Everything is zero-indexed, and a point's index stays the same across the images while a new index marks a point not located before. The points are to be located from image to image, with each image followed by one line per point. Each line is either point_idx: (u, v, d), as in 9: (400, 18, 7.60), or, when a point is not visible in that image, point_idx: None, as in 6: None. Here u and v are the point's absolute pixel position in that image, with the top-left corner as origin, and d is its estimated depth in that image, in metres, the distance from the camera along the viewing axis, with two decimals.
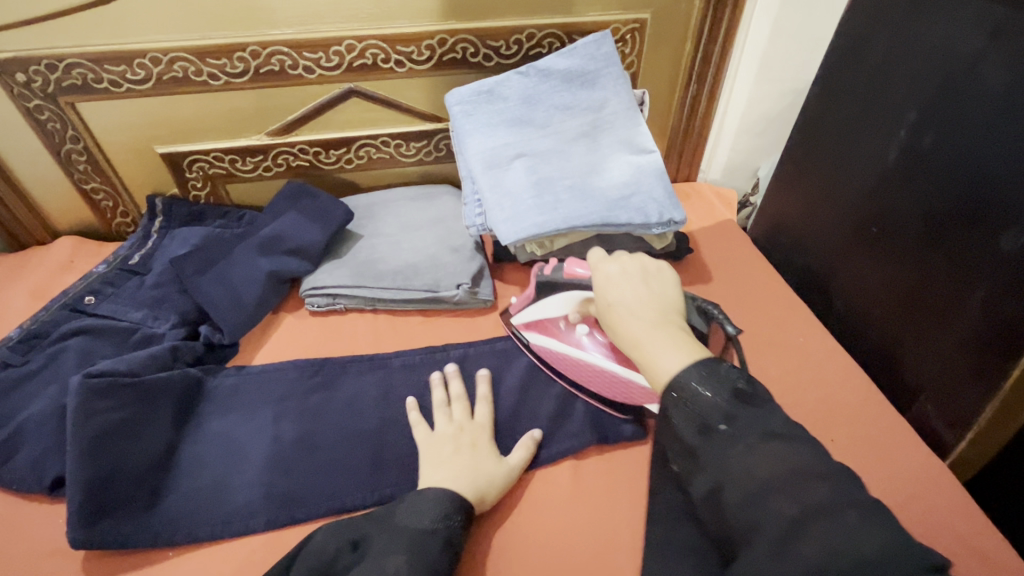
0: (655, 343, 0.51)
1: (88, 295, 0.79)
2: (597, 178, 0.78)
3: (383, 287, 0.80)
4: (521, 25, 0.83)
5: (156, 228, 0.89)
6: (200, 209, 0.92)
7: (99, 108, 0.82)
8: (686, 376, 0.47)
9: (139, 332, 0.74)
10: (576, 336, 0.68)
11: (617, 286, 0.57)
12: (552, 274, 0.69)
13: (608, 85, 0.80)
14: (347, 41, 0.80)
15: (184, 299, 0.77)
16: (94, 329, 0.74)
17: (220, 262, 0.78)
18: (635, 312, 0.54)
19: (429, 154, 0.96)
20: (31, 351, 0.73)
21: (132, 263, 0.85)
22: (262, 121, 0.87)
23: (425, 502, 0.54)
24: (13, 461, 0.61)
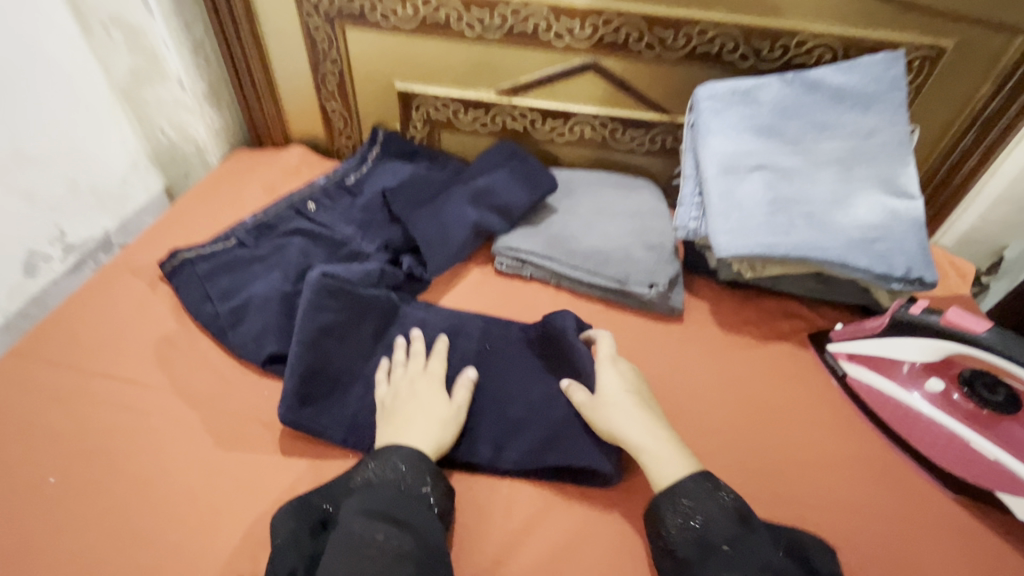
0: (662, 446, 0.56)
1: (311, 201, 0.84)
2: (840, 212, 0.70)
3: (573, 266, 0.79)
4: (797, 29, 0.75)
5: (372, 156, 0.92)
6: (414, 147, 0.95)
7: (364, 35, 0.88)
8: (693, 483, 0.52)
9: (350, 247, 0.80)
10: (929, 392, 0.62)
11: (607, 376, 0.62)
12: (922, 316, 0.61)
13: (884, 113, 0.70)
14: (607, 14, 0.78)
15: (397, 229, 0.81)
16: (313, 233, 0.81)
17: (430, 205, 0.81)
18: (631, 415, 0.58)
19: (641, 146, 0.92)
20: (261, 238, 0.80)
21: (348, 180, 0.88)
22: (496, 77, 0.89)
23: (389, 456, 0.54)
24: (244, 329, 0.70)
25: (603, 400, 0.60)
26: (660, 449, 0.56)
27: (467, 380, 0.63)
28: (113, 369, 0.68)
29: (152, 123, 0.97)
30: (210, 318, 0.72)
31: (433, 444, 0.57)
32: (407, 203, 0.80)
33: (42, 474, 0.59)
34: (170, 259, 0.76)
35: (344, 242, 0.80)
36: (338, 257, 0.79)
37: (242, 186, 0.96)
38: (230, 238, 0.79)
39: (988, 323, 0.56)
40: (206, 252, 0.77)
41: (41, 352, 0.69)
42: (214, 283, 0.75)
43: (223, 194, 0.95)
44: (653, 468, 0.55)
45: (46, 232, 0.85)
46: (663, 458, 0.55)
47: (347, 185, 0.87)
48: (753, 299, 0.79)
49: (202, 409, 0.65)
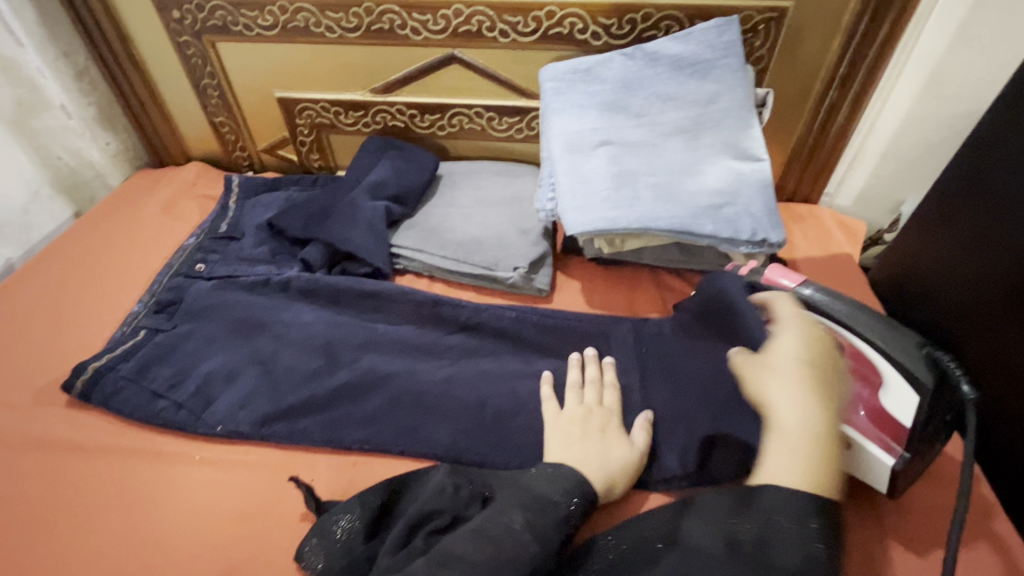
0: (814, 435, 0.47)
1: (199, 262, 0.83)
2: (686, 181, 0.71)
3: (444, 255, 0.80)
4: (639, 3, 0.76)
5: (234, 201, 0.94)
6: (274, 179, 0.97)
7: (233, 47, 0.89)
8: (782, 493, 0.44)
9: (262, 275, 0.79)
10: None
11: (783, 335, 0.53)
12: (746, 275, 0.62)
13: (722, 79, 0.71)
14: (455, 5, 0.79)
15: (314, 246, 0.80)
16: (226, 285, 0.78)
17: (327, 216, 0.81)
18: (793, 390, 0.49)
19: (520, 132, 0.93)
20: (175, 317, 0.76)
21: (221, 231, 0.89)
22: (368, 77, 0.90)
23: (558, 474, 0.52)
24: (165, 377, 0.68)
25: (768, 367, 0.51)
26: (799, 436, 0.47)
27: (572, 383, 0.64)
28: None
29: (47, 151, 0.99)
30: (140, 409, 0.66)
31: (600, 473, 0.54)
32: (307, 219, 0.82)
33: None
34: (76, 376, 0.68)
35: (259, 274, 0.79)
36: (254, 288, 0.78)
37: (139, 204, 0.98)
38: (141, 331, 0.75)
39: (793, 275, 0.59)
40: (122, 352, 0.71)
41: None
42: (153, 377, 0.68)
43: (117, 214, 0.96)
44: (778, 438, 0.47)
45: None
46: (779, 454, 0.46)
47: (222, 233, 0.88)
48: (622, 274, 0.80)
49: (72, 423, 0.67)
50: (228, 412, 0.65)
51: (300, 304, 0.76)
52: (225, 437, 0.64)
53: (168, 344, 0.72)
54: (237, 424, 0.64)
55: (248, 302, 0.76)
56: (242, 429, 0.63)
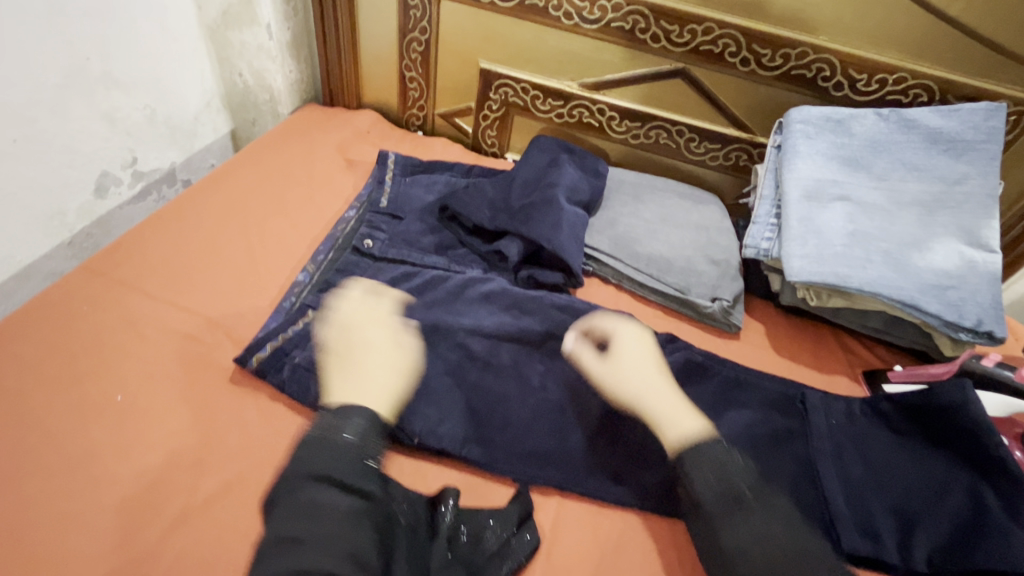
0: (674, 406, 0.61)
1: (366, 237, 0.77)
2: (917, 255, 0.70)
3: (637, 268, 0.80)
4: (898, 65, 0.75)
5: (390, 177, 0.87)
6: (429, 164, 0.92)
7: (457, 10, 0.88)
8: (717, 448, 0.56)
9: (434, 273, 0.74)
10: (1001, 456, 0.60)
11: (624, 333, 0.68)
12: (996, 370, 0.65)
13: (977, 162, 0.70)
14: (708, 23, 0.78)
15: (511, 241, 0.76)
16: (405, 273, 0.73)
17: (522, 211, 0.78)
18: (654, 387, 0.63)
19: (714, 160, 0.92)
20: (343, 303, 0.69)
21: (381, 206, 0.82)
22: (582, 71, 0.89)
23: (347, 421, 0.52)
24: (358, 348, 0.64)
25: (638, 394, 0.62)
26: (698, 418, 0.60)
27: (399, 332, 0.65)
28: (172, 299, 0.68)
29: (231, 65, 0.97)
30: (315, 396, 0.59)
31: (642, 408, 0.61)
32: (495, 214, 0.79)
33: (110, 392, 0.59)
34: (251, 353, 0.60)
35: (436, 271, 0.74)
36: (429, 284, 0.73)
37: (314, 139, 0.96)
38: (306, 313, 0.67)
39: None
40: (293, 334, 0.63)
41: (112, 272, 0.70)
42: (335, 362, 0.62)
43: (292, 143, 0.95)
44: (670, 426, 0.59)
45: (119, 157, 0.86)
46: (679, 422, 0.59)
47: (383, 209, 0.82)
48: (809, 328, 0.79)
49: None
50: (425, 423, 0.59)
51: (478, 306, 0.71)
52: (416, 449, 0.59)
53: (345, 331, 0.65)
54: (440, 433, 0.59)
55: (446, 276, 0.73)
56: (443, 444, 0.58)
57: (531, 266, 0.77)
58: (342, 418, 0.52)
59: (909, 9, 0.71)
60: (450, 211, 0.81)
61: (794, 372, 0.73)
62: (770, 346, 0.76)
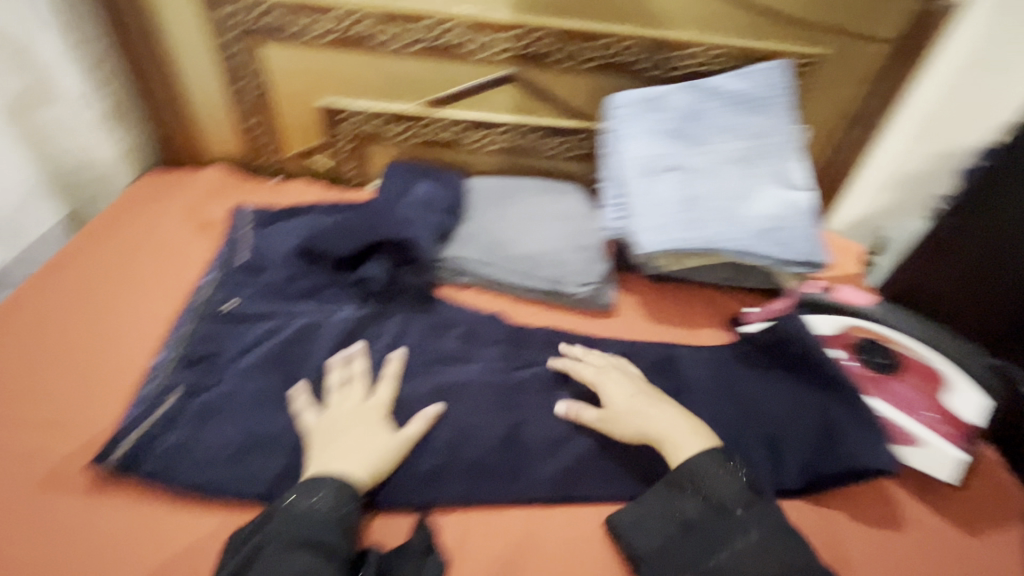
0: (678, 428, 0.61)
1: (227, 300, 0.73)
2: (745, 207, 0.77)
3: (509, 271, 0.82)
4: (696, 40, 0.82)
5: (247, 231, 0.84)
6: (287, 210, 0.89)
7: (281, 52, 0.87)
8: (709, 459, 0.57)
9: (305, 319, 0.72)
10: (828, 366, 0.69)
11: (612, 385, 0.66)
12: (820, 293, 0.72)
13: (773, 116, 0.79)
14: (523, 28, 0.82)
15: (374, 265, 0.76)
16: (276, 328, 0.71)
17: (375, 234, 0.76)
18: (630, 411, 0.63)
19: (566, 152, 0.96)
20: (211, 373, 0.65)
21: (241, 263, 0.79)
22: (421, 91, 0.90)
23: (318, 491, 0.54)
24: (228, 421, 0.61)
25: (610, 414, 0.63)
26: (678, 424, 0.61)
27: (429, 418, 0.63)
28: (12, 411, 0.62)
29: (51, 147, 0.91)
30: (188, 477, 0.57)
31: (671, 441, 0.60)
32: (350, 242, 0.76)
33: None
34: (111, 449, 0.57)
35: (306, 317, 0.72)
36: (300, 334, 0.70)
37: (159, 207, 0.91)
38: (172, 390, 0.63)
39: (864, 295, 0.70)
40: (159, 419, 0.60)
41: None
42: (203, 441, 0.59)
43: (134, 216, 0.89)
44: (673, 446, 0.60)
45: None
46: (683, 442, 0.60)
47: (244, 266, 0.79)
48: (676, 290, 0.85)
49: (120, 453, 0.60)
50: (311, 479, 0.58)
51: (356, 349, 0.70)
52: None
53: (216, 404, 0.62)
54: None
55: (318, 321, 0.72)
56: None
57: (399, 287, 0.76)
58: (312, 489, 0.54)
59: None
60: (307, 248, 0.79)
61: (667, 336, 0.79)
62: (645, 316, 0.81)
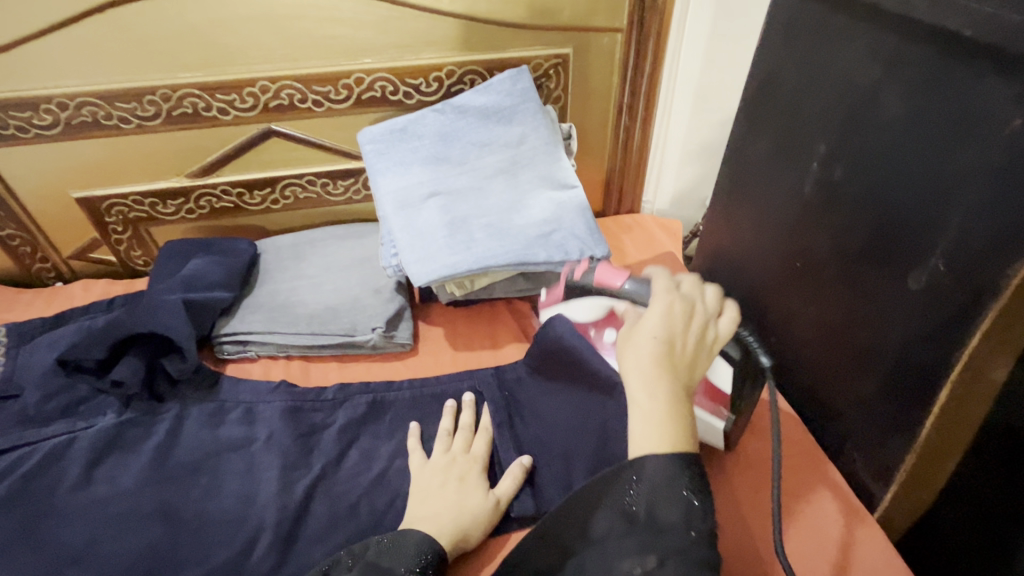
0: (662, 394, 0.49)
1: None
2: (515, 216, 0.76)
3: (297, 332, 0.77)
4: (440, 61, 0.82)
5: (1, 354, 0.76)
6: (53, 319, 0.82)
7: (8, 154, 0.80)
8: (667, 471, 0.46)
9: (55, 442, 0.65)
10: (604, 341, 0.72)
11: (655, 315, 0.54)
12: (583, 279, 0.68)
13: (526, 121, 0.78)
14: (260, 82, 0.79)
15: (126, 362, 0.69)
16: (16, 461, 0.63)
17: (127, 328, 0.70)
18: (644, 345, 0.52)
19: (358, 192, 0.93)
20: None
21: None
22: (181, 163, 0.85)
23: (402, 547, 0.51)
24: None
25: (632, 344, 0.52)
26: (654, 407, 0.48)
27: (525, 470, 0.61)
28: None
29: None
30: None
31: (649, 399, 0.49)
32: (101, 344, 0.70)
33: None
34: None
35: (56, 439, 0.65)
36: (47, 460, 0.63)
37: None
38: None
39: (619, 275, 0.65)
40: None
41: None
42: None
43: None
44: (643, 437, 0.48)
45: None
46: (648, 422, 0.48)
47: None
48: (480, 312, 0.83)
49: None
50: None
51: (114, 463, 0.64)
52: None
53: None
54: None
55: (69, 440, 0.65)
56: None
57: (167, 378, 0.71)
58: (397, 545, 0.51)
59: (414, 15, 0.78)
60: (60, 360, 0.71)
61: (470, 361, 0.77)
62: (448, 345, 0.79)
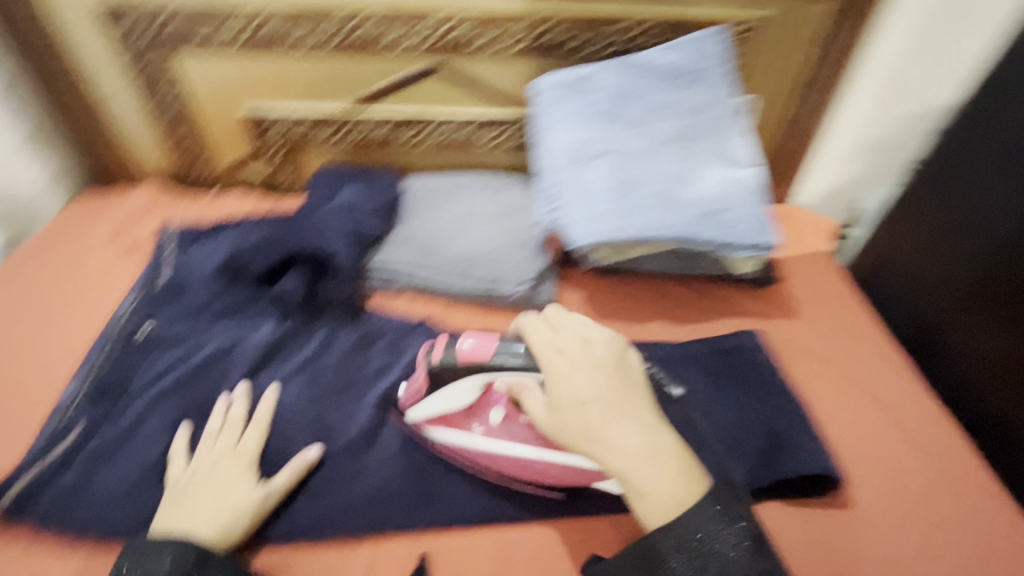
0: (637, 446, 0.48)
1: (144, 326, 0.71)
2: (685, 189, 0.71)
3: (442, 275, 0.78)
4: (624, 14, 0.77)
5: (169, 252, 0.81)
6: (212, 227, 0.85)
7: (192, 62, 0.83)
8: (693, 515, 0.45)
9: (222, 341, 0.69)
10: (490, 424, 0.59)
11: (565, 377, 0.52)
12: (445, 358, 0.57)
13: (711, 88, 0.73)
14: (438, 16, 0.77)
15: (292, 278, 0.72)
16: (191, 352, 0.68)
17: (293, 245, 0.73)
18: (610, 415, 0.50)
19: (505, 143, 0.91)
20: (121, 405, 0.63)
21: (161, 285, 0.76)
22: (343, 91, 0.86)
23: (155, 552, 0.47)
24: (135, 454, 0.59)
25: (580, 427, 0.50)
26: (638, 453, 0.48)
27: (311, 462, 0.58)
28: None
29: None
30: (87, 518, 0.55)
31: (640, 439, 0.49)
32: (267, 257, 0.72)
33: None
34: None
35: (223, 339, 0.69)
36: (215, 356, 0.67)
37: (84, 232, 0.88)
38: (76, 427, 0.61)
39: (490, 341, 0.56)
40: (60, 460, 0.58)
41: None
42: (104, 481, 0.57)
43: (57, 244, 0.85)
44: (647, 495, 0.47)
45: None
46: (646, 475, 0.47)
47: (163, 288, 0.76)
48: (623, 283, 0.79)
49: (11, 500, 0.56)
50: None
51: (273, 373, 0.66)
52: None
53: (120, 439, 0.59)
54: None
55: (235, 342, 0.69)
56: None
57: (322, 299, 0.73)
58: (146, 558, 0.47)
59: None
60: (226, 266, 0.75)
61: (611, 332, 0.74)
62: (588, 312, 0.77)
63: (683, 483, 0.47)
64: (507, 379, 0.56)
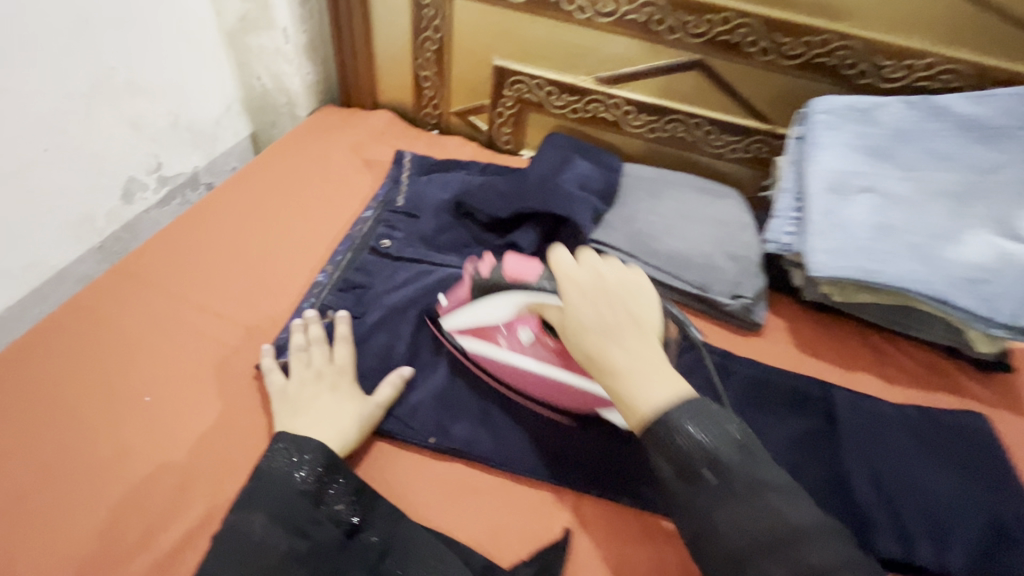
0: (643, 360, 0.51)
1: (384, 237, 0.77)
2: (948, 248, 0.66)
3: (656, 266, 0.79)
4: (926, 50, 0.72)
5: (406, 175, 0.88)
6: (444, 162, 0.91)
7: (470, 7, 0.88)
8: (713, 421, 0.48)
9: (451, 271, 0.74)
10: (521, 342, 0.61)
11: (617, 313, 0.53)
12: (491, 274, 0.62)
13: (1012, 149, 0.67)
14: (726, 12, 0.76)
15: (524, 232, 0.76)
16: (425, 272, 0.73)
17: (528, 199, 0.76)
18: (614, 334, 0.52)
19: (734, 152, 0.90)
20: (365, 303, 0.70)
21: (398, 204, 0.83)
22: (597, 65, 0.88)
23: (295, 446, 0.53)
24: (376, 350, 0.66)
25: (595, 351, 0.52)
26: (653, 377, 0.50)
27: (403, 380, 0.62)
28: (193, 294, 0.70)
29: (249, 68, 0.99)
30: None
31: (660, 377, 0.50)
32: (503, 205, 0.77)
33: (138, 393, 0.61)
34: None
35: (452, 269, 0.74)
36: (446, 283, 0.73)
37: (330, 139, 0.97)
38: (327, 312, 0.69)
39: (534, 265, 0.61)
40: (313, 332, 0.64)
41: (137, 275, 0.71)
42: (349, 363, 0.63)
43: (309, 144, 0.95)
44: (634, 399, 0.49)
45: (145, 162, 0.88)
46: (668, 389, 0.49)
47: (399, 208, 0.82)
48: (835, 324, 0.77)
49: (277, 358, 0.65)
50: (439, 423, 0.60)
51: None
52: (435, 451, 0.59)
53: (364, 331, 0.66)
54: (452, 439, 0.60)
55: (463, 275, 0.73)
56: (456, 446, 0.59)
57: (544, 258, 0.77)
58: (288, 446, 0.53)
59: None
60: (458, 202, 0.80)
61: (818, 369, 0.72)
62: (795, 342, 0.75)
63: (666, 390, 0.49)
64: (545, 302, 0.59)
